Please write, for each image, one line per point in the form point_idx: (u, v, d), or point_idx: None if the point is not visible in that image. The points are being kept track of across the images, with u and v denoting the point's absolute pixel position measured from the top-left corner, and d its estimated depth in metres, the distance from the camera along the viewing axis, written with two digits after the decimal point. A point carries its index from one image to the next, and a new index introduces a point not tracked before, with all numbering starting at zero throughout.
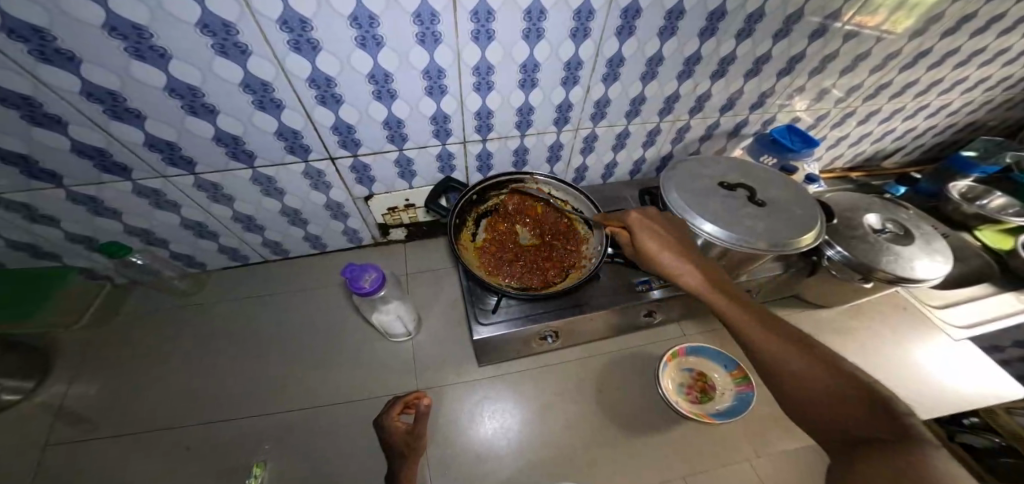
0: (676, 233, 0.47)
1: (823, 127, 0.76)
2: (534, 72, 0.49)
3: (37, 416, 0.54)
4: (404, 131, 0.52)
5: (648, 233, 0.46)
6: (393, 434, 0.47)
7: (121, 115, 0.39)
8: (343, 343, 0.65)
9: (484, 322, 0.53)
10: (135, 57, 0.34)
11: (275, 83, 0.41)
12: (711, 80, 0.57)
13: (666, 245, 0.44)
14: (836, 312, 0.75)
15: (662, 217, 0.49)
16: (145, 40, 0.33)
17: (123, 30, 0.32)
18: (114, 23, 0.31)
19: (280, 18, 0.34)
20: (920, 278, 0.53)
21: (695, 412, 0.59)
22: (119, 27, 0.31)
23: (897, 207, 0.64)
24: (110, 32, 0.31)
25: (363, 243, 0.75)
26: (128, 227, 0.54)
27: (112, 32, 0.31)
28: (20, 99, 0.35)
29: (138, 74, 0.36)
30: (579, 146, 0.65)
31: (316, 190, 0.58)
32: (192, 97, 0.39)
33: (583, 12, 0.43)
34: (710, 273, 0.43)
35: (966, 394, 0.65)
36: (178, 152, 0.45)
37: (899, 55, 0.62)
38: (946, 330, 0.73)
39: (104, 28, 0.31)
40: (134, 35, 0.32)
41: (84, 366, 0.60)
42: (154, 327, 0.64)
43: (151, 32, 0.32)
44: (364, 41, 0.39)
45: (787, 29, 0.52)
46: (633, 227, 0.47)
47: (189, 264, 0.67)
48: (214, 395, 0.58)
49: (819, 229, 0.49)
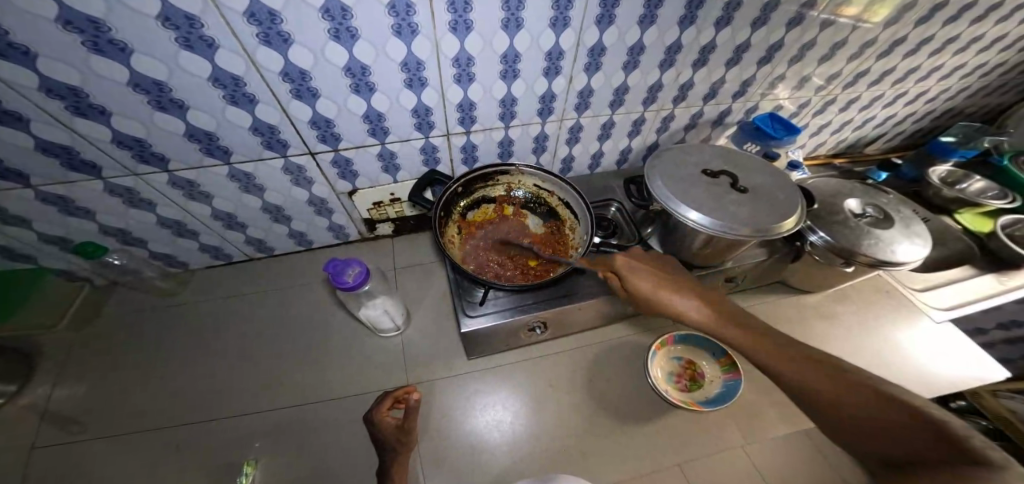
0: (655, 265, 0.49)
1: (805, 115, 0.76)
2: (515, 62, 0.49)
3: (20, 419, 0.53)
4: (385, 124, 0.52)
5: (643, 275, 0.46)
6: (382, 428, 0.46)
7: (85, 111, 0.38)
8: (331, 339, 0.64)
9: (472, 314, 0.52)
10: (95, 51, 0.33)
11: (247, 77, 0.40)
12: (693, 69, 0.57)
13: (664, 285, 0.45)
14: (821, 297, 0.76)
15: (651, 262, 0.49)
16: (103, 33, 0.32)
17: (79, 23, 0.31)
18: (67, 16, 0.30)
19: (246, 10, 0.33)
20: (901, 262, 0.53)
21: (684, 400, 0.60)
22: (73, 20, 0.30)
23: (877, 191, 0.65)
24: (64, 25, 0.30)
25: (350, 239, 0.74)
26: (103, 226, 0.53)
27: (67, 25, 0.30)
28: None
29: (98, 68, 0.34)
30: (565, 136, 0.65)
31: (298, 186, 0.57)
32: (158, 91, 0.38)
33: (562, 1, 0.42)
34: (708, 300, 0.44)
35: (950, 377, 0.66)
36: (149, 148, 0.44)
37: (877, 43, 0.63)
38: (928, 312, 0.75)
39: (58, 21, 0.30)
40: (91, 28, 0.31)
41: (68, 368, 0.58)
42: (137, 328, 0.63)
43: (109, 25, 0.31)
44: (339, 34, 0.38)
45: (764, 17, 0.52)
46: (627, 274, 0.46)
47: (171, 264, 0.66)
48: (202, 394, 0.57)
49: (800, 215, 0.50)
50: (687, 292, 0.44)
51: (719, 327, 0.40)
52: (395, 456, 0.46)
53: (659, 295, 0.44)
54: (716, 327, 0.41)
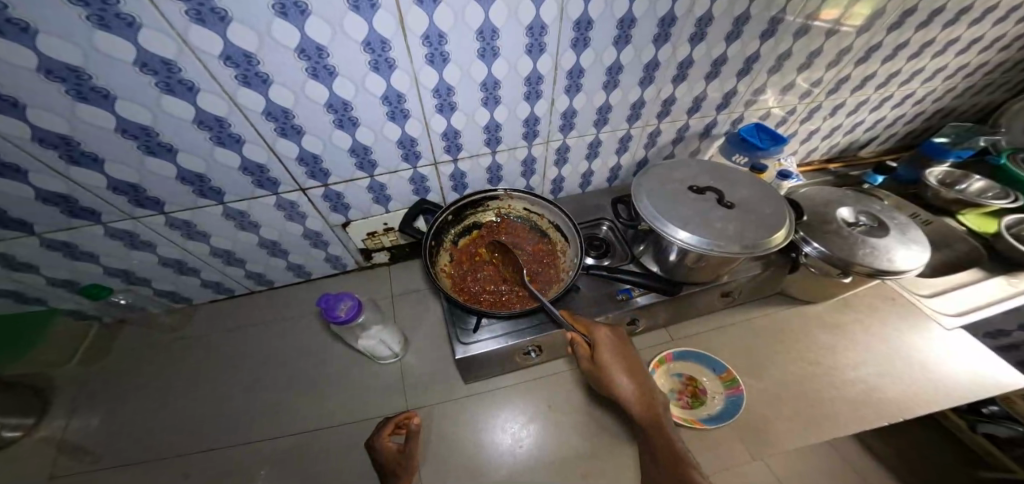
0: (631, 348, 0.49)
1: (793, 123, 0.77)
2: (495, 89, 0.51)
3: (31, 454, 0.55)
4: (372, 157, 0.54)
5: (611, 353, 0.47)
6: (384, 452, 0.49)
7: (79, 159, 0.40)
8: (329, 367, 0.65)
9: (467, 341, 0.53)
10: (80, 100, 0.35)
11: (231, 117, 0.42)
12: (673, 84, 0.59)
13: (625, 370, 0.47)
14: (824, 307, 0.75)
15: (626, 344, 0.49)
16: (86, 82, 0.34)
17: (59, 72, 0.32)
18: (49, 66, 0.32)
19: (223, 53, 0.35)
20: (900, 269, 0.52)
21: (685, 418, 0.58)
22: (55, 70, 0.32)
23: (870, 198, 0.64)
24: (47, 75, 0.32)
25: (347, 268, 0.76)
26: (107, 267, 0.55)
27: (49, 74, 0.32)
28: None
29: (87, 116, 0.37)
30: (552, 158, 0.66)
31: (292, 221, 0.59)
32: (146, 136, 0.41)
33: (535, 28, 0.44)
34: (652, 398, 0.46)
35: (983, 382, 0.63)
36: (143, 192, 0.47)
37: (853, 51, 0.64)
38: (938, 320, 0.73)
39: (40, 71, 0.32)
40: (73, 77, 0.33)
41: (82, 399, 0.60)
42: (141, 363, 0.65)
43: (90, 73, 0.33)
44: (317, 72, 0.40)
45: (737, 31, 0.53)
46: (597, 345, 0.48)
47: (175, 300, 0.68)
48: (203, 425, 0.58)
49: (789, 228, 0.50)
50: (640, 384, 0.46)
51: (650, 423, 0.44)
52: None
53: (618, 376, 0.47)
54: (647, 422, 0.45)
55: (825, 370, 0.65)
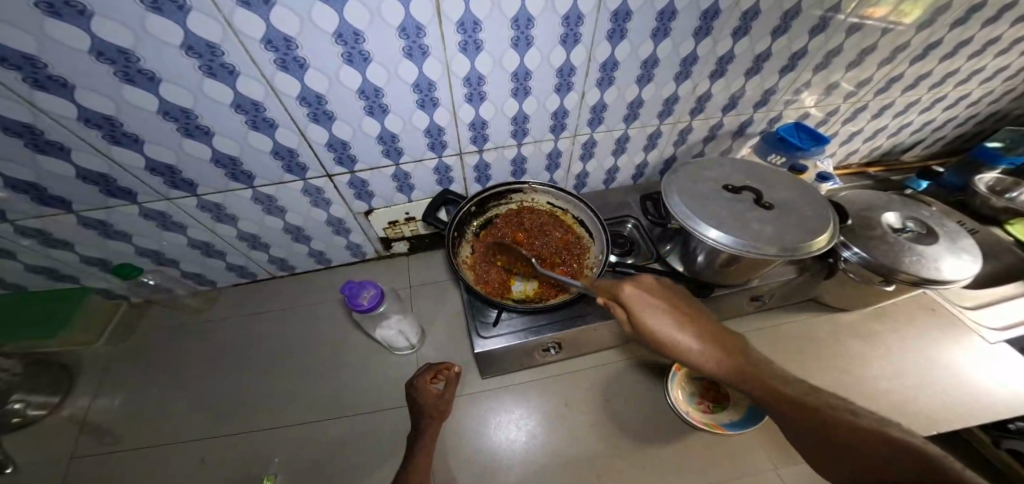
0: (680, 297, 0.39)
1: (833, 123, 0.73)
2: (526, 80, 0.49)
3: (60, 429, 0.56)
4: (399, 145, 0.53)
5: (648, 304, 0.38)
6: (425, 395, 0.50)
7: (121, 140, 0.41)
8: (347, 355, 0.65)
9: (485, 335, 0.52)
10: (127, 81, 0.35)
11: (267, 103, 0.41)
12: (711, 79, 0.56)
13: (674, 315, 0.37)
14: (857, 315, 0.71)
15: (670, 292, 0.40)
16: (133, 64, 0.34)
17: (110, 54, 0.32)
18: (100, 48, 0.32)
19: (264, 37, 0.35)
20: (949, 280, 0.49)
21: (706, 422, 0.57)
22: (105, 52, 0.32)
23: (917, 204, 0.60)
24: (98, 56, 0.32)
25: (367, 257, 0.76)
26: (139, 248, 0.56)
27: (99, 56, 0.32)
28: (22, 127, 0.36)
29: (131, 97, 0.37)
30: (579, 152, 0.65)
31: (317, 207, 0.59)
32: (185, 118, 0.41)
33: (572, 18, 0.42)
34: (727, 345, 0.34)
35: None
36: (178, 174, 0.47)
37: (909, 47, 0.59)
38: (980, 333, 0.68)
39: (92, 52, 0.32)
40: (122, 59, 0.33)
41: (107, 380, 0.62)
42: (167, 343, 0.66)
43: (138, 55, 0.33)
44: (351, 57, 0.39)
45: (784, 26, 0.50)
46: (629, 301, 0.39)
47: (200, 282, 0.69)
48: (225, 406, 0.59)
49: (832, 231, 0.47)
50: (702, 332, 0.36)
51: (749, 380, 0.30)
52: (429, 424, 0.48)
53: (665, 334, 0.36)
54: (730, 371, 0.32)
55: (857, 380, 0.62)
